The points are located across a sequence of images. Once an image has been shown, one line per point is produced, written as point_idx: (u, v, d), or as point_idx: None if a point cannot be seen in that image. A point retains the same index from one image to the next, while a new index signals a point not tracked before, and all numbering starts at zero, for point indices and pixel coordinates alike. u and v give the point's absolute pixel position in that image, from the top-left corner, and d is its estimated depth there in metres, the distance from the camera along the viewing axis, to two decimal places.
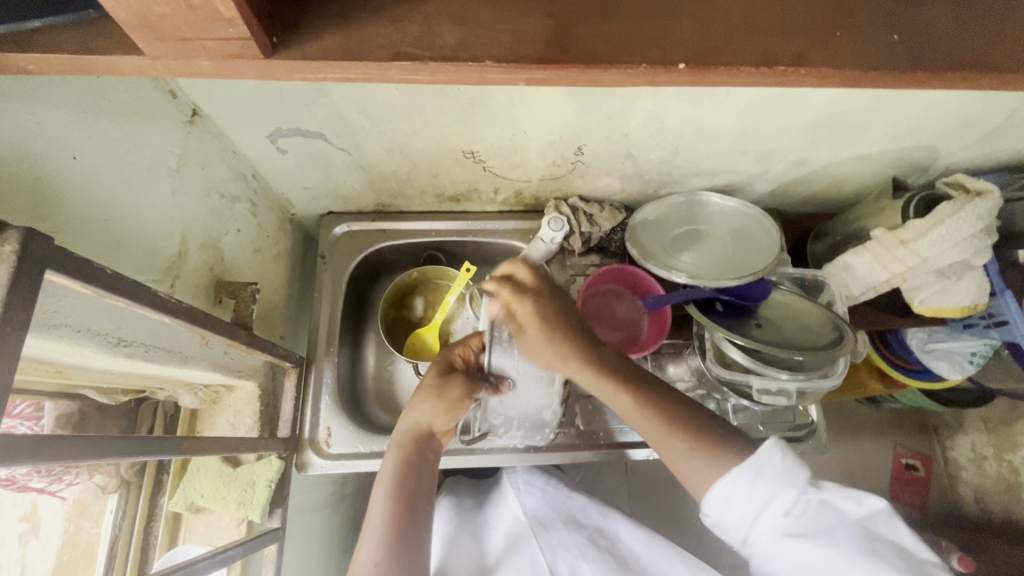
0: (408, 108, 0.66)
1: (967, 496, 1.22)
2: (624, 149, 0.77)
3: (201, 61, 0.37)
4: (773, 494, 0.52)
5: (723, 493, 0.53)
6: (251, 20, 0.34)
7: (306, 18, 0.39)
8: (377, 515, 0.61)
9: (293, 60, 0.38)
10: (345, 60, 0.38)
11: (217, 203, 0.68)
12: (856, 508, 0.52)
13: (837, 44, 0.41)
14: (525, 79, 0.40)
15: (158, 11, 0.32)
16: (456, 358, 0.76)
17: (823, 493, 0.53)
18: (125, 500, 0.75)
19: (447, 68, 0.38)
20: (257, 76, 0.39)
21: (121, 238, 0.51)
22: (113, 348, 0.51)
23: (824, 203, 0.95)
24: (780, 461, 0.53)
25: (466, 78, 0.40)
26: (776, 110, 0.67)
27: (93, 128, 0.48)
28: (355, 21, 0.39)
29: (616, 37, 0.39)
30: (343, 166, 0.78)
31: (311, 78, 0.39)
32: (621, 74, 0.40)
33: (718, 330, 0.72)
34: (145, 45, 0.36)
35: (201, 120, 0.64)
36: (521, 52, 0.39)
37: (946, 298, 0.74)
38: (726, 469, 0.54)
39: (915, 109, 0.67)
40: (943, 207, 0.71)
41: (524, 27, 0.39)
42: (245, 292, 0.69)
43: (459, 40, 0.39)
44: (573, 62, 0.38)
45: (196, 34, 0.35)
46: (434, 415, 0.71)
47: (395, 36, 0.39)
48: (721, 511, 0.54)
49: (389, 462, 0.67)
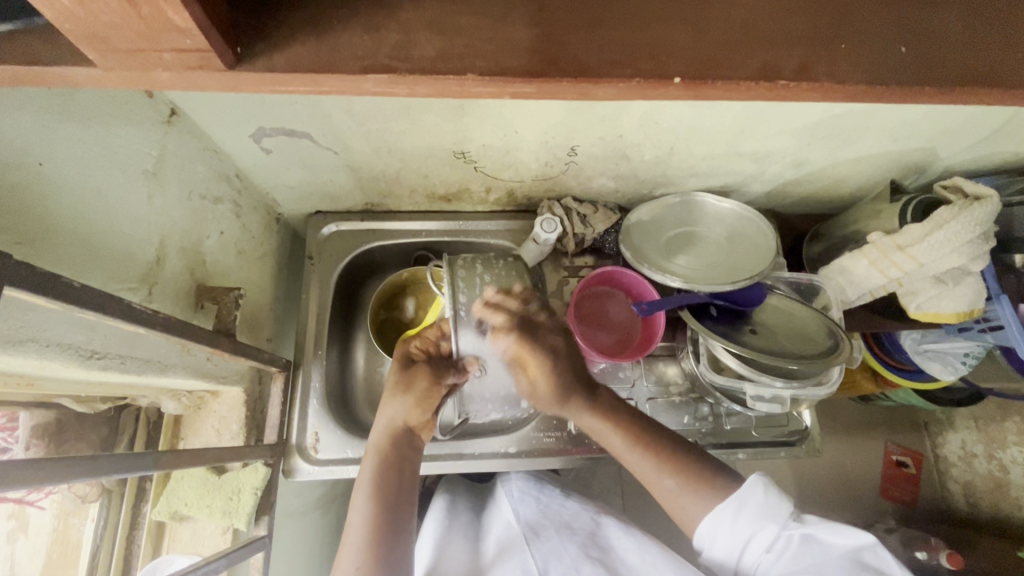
0: (396, 108, 0.64)
1: (956, 493, 1.23)
2: (618, 150, 0.75)
3: (159, 72, 0.35)
4: (755, 530, 0.57)
5: (710, 529, 0.59)
6: (210, 29, 0.32)
7: (274, 26, 0.37)
8: (357, 521, 0.60)
9: (260, 71, 0.36)
10: (317, 72, 0.36)
11: (199, 206, 0.66)
12: (839, 541, 0.56)
13: (840, 55, 0.39)
14: (513, 92, 0.38)
15: (112, 21, 0.30)
16: (415, 350, 0.73)
17: (805, 528, 0.57)
18: (106, 509, 0.74)
19: (426, 80, 0.37)
20: (224, 88, 0.37)
21: (93, 248, 0.49)
22: (85, 361, 0.49)
23: (820, 204, 0.93)
24: (761, 497, 0.58)
25: (448, 91, 0.38)
26: (773, 112, 0.66)
27: (63, 133, 0.46)
28: (329, 28, 0.37)
29: (608, 48, 0.37)
30: (330, 166, 0.76)
31: (283, 91, 0.38)
32: (612, 87, 0.38)
33: (711, 337, 0.71)
34: (97, 57, 0.34)
35: (180, 120, 0.62)
36: (506, 64, 0.37)
37: (941, 303, 0.74)
38: (712, 507, 0.60)
39: (914, 112, 0.66)
40: (941, 212, 0.70)
41: (511, 35, 0.37)
42: (227, 298, 0.67)
43: (440, 51, 0.37)
44: (561, 75, 0.37)
45: (151, 45, 0.33)
46: (406, 410, 0.68)
47: (371, 46, 0.37)
48: (708, 542, 0.59)
49: (369, 463, 0.65)
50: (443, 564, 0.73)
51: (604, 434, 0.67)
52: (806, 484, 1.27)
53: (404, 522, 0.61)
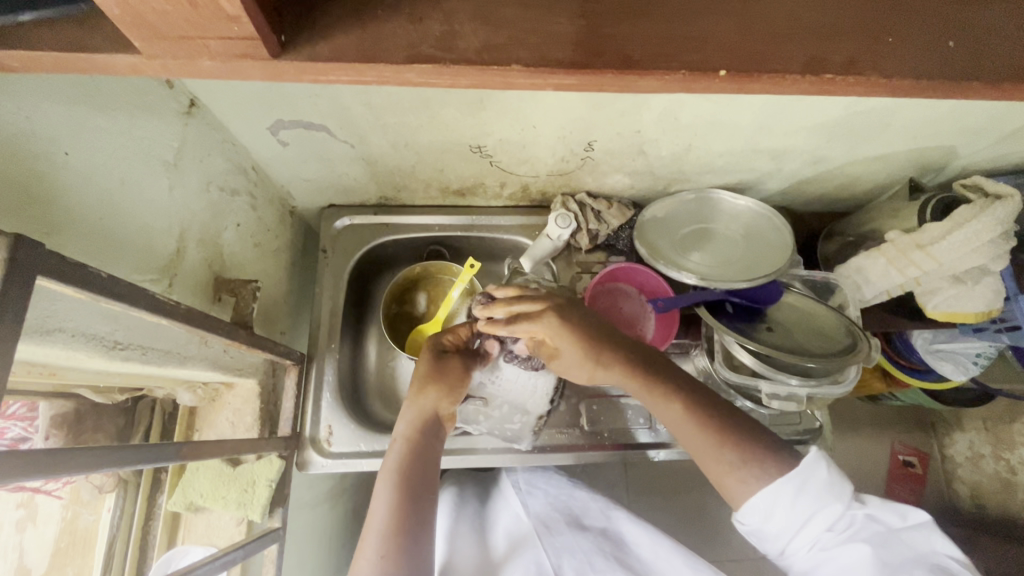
0: (415, 102, 0.64)
1: (963, 493, 1.23)
2: (636, 146, 0.75)
3: (200, 60, 0.35)
4: (818, 506, 0.56)
5: (768, 505, 0.56)
6: (257, 19, 0.32)
7: (311, 16, 0.37)
8: (381, 512, 0.60)
9: (297, 60, 0.35)
10: (356, 60, 0.36)
11: (217, 197, 0.66)
12: (898, 523, 0.57)
13: (886, 49, 0.39)
14: (554, 84, 0.37)
15: (151, 8, 0.30)
16: (447, 342, 0.73)
17: (865, 509, 0.57)
18: (123, 498, 0.75)
19: (469, 71, 0.36)
20: (260, 78, 0.37)
21: (117, 239, 0.49)
22: (109, 352, 0.49)
23: (836, 202, 0.93)
24: (824, 473, 0.57)
25: (489, 83, 0.37)
26: (795, 108, 0.65)
27: (90, 124, 0.46)
28: (368, 18, 0.37)
29: (650, 40, 0.37)
30: (347, 159, 0.76)
31: (318, 79, 0.37)
32: (655, 79, 0.37)
33: (728, 335, 0.71)
34: (138, 43, 0.33)
35: (200, 111, 0.62)
36: (549, 54, 0.36)
37: (961, 303, 0.73)
38: (772, 482, 0.56)
39: (938, 109, 0.65)
40: (961, 212, 0.70)
41: (552, 26, 0.37)
42: (245, 290, 0.67)
43: (482, 41, 0.37)
44: (605, 67, 0.36)
45: (192, 33, 0.33)
46: (435, 400, 0.68)
47: (413, 36, 0.36)
48: (762, 520, 0.57)
49: (394, 453, 0.65)
50: (455, 557, 0.73)
51: (658, 404, 0.63)
52: None
53: (427, 512, 0.61)
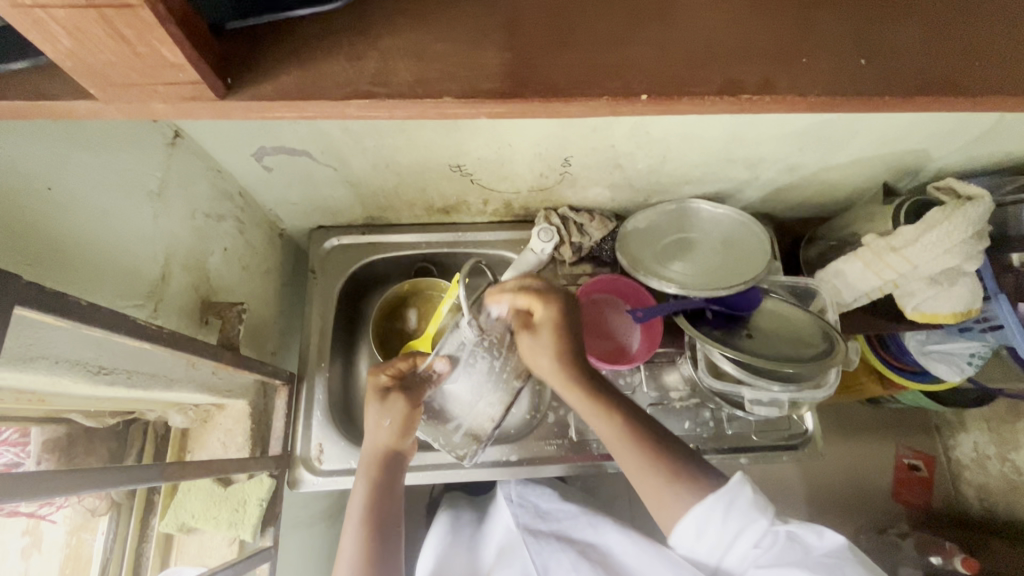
0: (393, 126, 0.66)
1: (970, 496, 1.21)
2: (612, 160, 0.77)
3: (154, 103, 0.37)
4: (743, 523, 0.58)
5: (697, 528, 0.59)
6: (199, 64, 0.34)
7: (257, 58, 0.39)
8: (350, 548, 0.65)
9: (247, 99, 0.37)
10: (298, 97, 0.38)
11: (202, 224, 0.68)
12: (819, 541, 0.57)
13: (803, 68, 0.41)
14: (487, 113, 0.39)
15: (103, 58, 0.33)
16: (385, 379, 0.72)
17: (789, 527, 0.59)
18: (116, 522, 0.75)
19: (405, 104, 0.38)
20: (215, 117, 0.39)
21: (102, 268, 0.51)
22: (93, 377, 0.51)
23: (815, 208, 0.94)
24: (747, 493, 0.59)
25: (427, 114, 0.39)
26: (760, 120, 0.67)
27: (73, 159, 0.48)
28: (312, 57, 0.39)
29: (575, 70, 0.39)
30: (331, 182, 0.78)
31: (270, 116, 0.39)
32: (583, 105, 0.39)
33: (708, 343, 0.72)
34: (93, 90, 0.36)
35: (183, 141, 0.64)
36: (481, 86, 0.38)
37: (940, 304, 0.74)
38: (700, 505, 0.59)
39: (902, 114, 0.67)
40: (933, 213, 0.71)
41: (483, 59, 0.39)
42: (230, 313, 0.68)
43: (416, 75, 0.39)
44: (533, 95, 0.38)
45: (144, 79, 0.35)
46: (387, 438, 0.70)
47: (351, 73, 0.38)
48: (693, 542, 0.60)
49: (359, 493, 0.68)
50: None
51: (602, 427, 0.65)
52: (815, 488, 1.27)
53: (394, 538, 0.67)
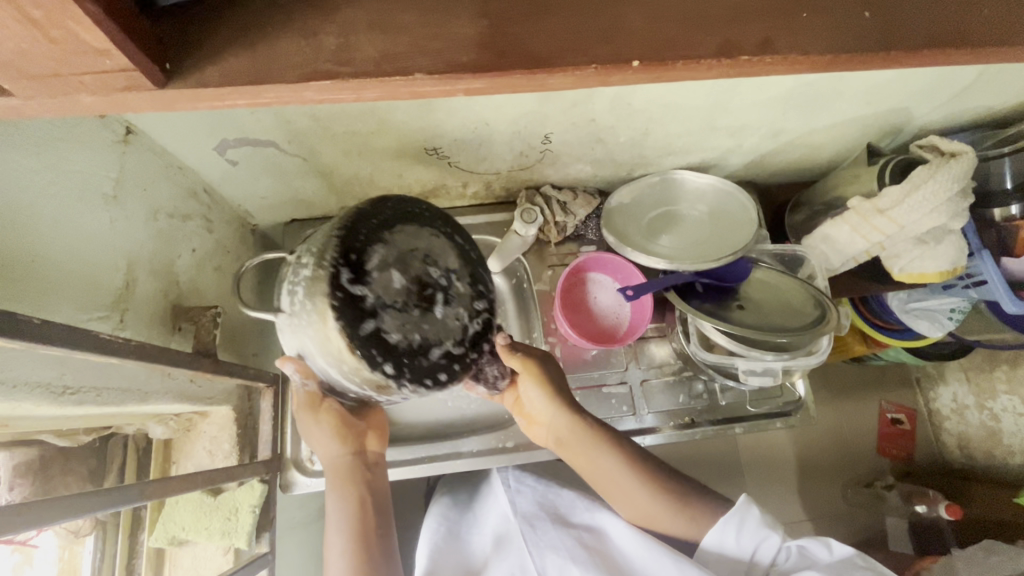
0: (363, 110, 0.62)
1: (951, 445, 1.25)
2: (593, 135, 0.74)
3: (87, 95, 0.33)
4: (758, 538, 0.65)
5: (717, 543, 0.66)
6: (126, 45, 0.31)
7: (202, 39, 0.35)
8: (339, 561, 0.63)
9: (191, 83, 0.34)
10: (254, 81, 0.34)
11: (166, 225, 0.64)
12: (827, 555, 0.64)
13: (802, 24, 0.39)
14: (463, 88, 0.36)
15: (24, 43, 0.29)
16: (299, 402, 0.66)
17: (800, 541, 0.66)
18: (102, 540, 0.72)
19: (373, 83, 0.35)
20: (162, 108, 0.36)
21: (55, 280, 0.48)
22: (58, 398, 0.48)
23: (799, 173, 0.93)
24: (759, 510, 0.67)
25: (398, 93, 0.36)
26: (745, 85, 0.65)
27: (15, 165, 0.44)
28: (264, 34, 0.36)
29: (557, 35, 0.37)
30: (301, 173, 0.75)
31: (222, 102, 0.36)
32: (568, 76, 0.37)
33: (700, 318, 0.70)
34: (18, 82, 0.32)
35: (138, 138, 0.59)
36: (454, 59, 0.35)
37: (926, 263, 0.74)
38: (718, 522, 0.67)
39: (886, 72, 0.66)
40: (918, 172, 0.70)
41: (455, 28, 0.36)
42: (204, 318, 0.65)
43: (383, 50, 0.36)
44: (514, 67, 0.35)
45: (69, 67, 0.31)
46: (338, 449, 0.67)
47: (309, 50, 0.35)
48: (715, 560, 0.66)
49: (337, 510, 0.65)
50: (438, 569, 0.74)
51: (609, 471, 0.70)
52: (804, 449, 1.29)
53: (387, 546, 0.65)
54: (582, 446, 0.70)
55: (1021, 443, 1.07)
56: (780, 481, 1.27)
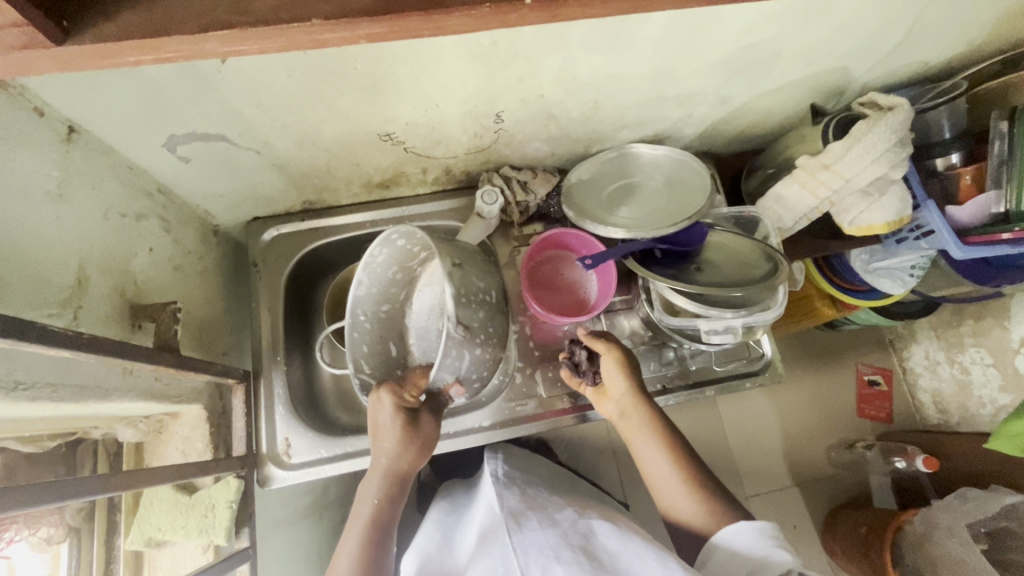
0: (309, 96, 0.63)
1: (925, 401, 1.29)
2: (545, 111, 0.76)
3: None
4: (772, 549, 0.61)
5: (729, 541, 0.63)
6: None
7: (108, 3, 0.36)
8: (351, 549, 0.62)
9: (90, 40, 0.35)
10: (152, 36, 0.35)
11: (119, 224, 0.64)
12: None
13: None
14: (365, 36, 0.37)
15: None
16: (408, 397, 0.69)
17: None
18: (77, 546, 0.71)
19: (274, 33, 0.36)
20: (65, 70, 0.36)
21: (0, 275, 0.47)
22: (12, 393, 0.47)
23: (752, 140, 0.95)
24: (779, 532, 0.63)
25: (302, 45, 0.37)
26: (685, 49, 0.67)
27: None
28: None
29: None
30: (257, 167, 0.75)
31: (126, 61, 0.36)
32: (463, 19, 0.38)
33: (657, 280, 0.72)
34: None
35: (81, 136, 0.59)
36: (351, 5, 0.36)
37: (872, 215, 0.76)
38: (739, 523, 0.64)
39: (820, 30, 0.68)
40: (859, 127, 0.73)
41: None
42: (164, 314, 0.65)
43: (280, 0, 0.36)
44: (407, 9, 0.37)
45: None
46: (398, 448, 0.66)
47: (208, 6, 0.36)
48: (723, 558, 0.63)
49: (367, 503, 0.64)
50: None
51: (652, 454, 0.72)
52: (783, 414, 1.32)
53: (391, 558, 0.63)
54: (641, 424, 0.74)
55: (990, 393, 1.10)
56: (760, 446, 1.30)
